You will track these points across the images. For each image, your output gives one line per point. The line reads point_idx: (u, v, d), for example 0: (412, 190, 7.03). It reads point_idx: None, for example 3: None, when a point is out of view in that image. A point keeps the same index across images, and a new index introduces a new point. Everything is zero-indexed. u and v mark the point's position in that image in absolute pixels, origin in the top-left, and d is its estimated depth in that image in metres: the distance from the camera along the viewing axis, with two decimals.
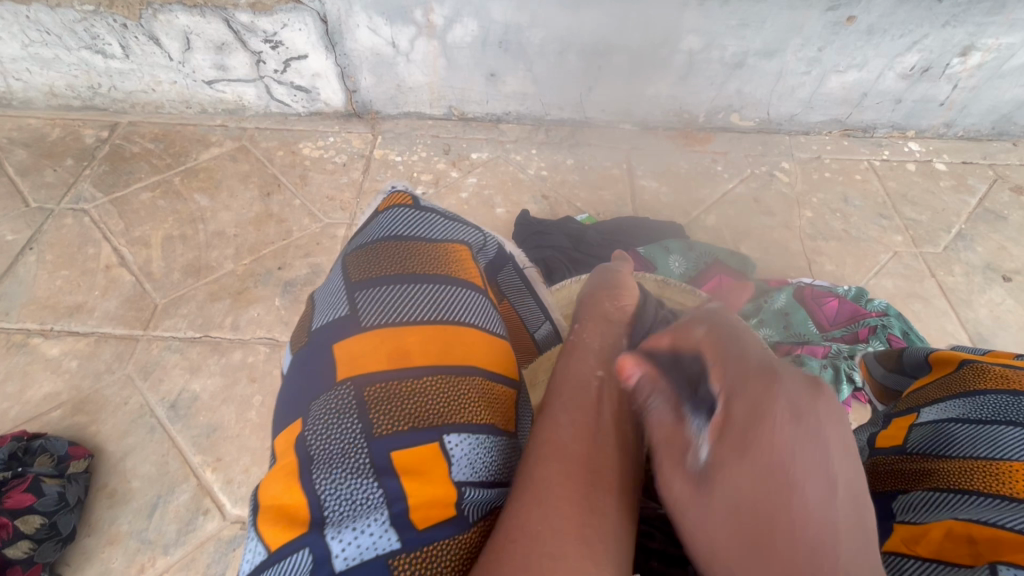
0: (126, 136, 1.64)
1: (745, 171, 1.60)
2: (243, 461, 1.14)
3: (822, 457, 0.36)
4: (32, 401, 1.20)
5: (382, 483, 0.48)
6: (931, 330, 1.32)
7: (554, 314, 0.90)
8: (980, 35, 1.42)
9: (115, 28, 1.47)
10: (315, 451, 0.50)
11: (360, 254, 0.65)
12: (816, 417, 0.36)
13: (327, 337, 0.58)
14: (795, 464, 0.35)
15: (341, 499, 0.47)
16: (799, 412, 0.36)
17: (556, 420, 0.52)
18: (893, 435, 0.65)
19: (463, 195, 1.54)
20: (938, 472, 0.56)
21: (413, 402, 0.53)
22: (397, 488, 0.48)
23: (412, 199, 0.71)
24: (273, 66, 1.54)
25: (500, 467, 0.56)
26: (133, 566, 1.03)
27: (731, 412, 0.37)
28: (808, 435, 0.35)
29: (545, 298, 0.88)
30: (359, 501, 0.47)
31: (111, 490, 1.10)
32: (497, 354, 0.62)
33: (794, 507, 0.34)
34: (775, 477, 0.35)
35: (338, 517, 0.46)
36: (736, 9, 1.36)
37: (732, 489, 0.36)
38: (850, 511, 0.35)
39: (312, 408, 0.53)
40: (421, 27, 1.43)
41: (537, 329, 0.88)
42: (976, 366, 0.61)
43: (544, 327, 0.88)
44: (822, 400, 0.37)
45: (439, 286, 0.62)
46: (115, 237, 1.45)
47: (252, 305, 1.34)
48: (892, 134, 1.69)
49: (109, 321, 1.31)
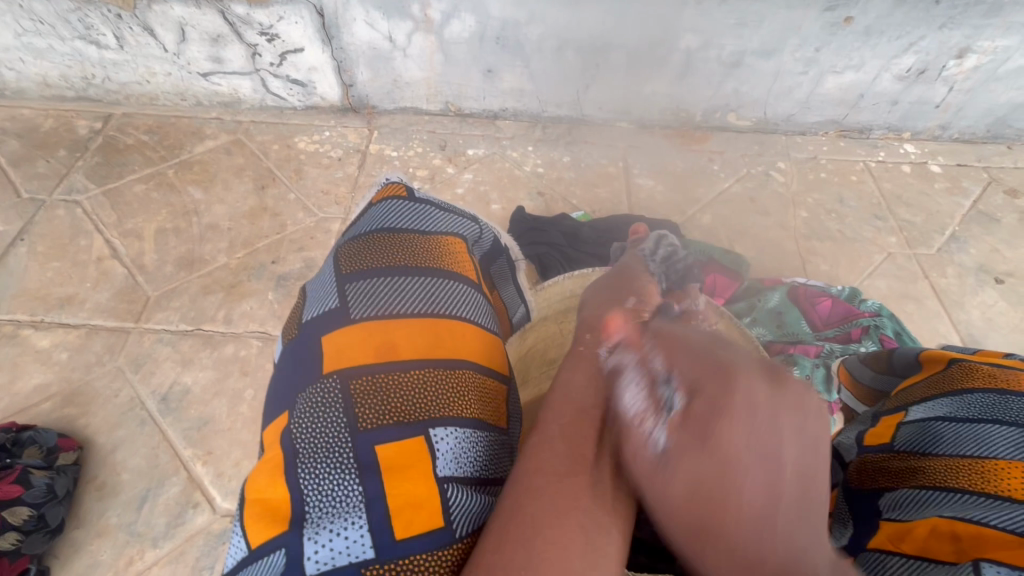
0: (120, 128, 1.62)
1: (741, 170, 1.60)
2: (234, 455, 1.13)
3: (774, 442, 0.47)
4: (22, 392, 1.19)
5: (363, 482, 0.48)
6: (923, 331, 1.33)
7: (529, 296, 0.90)
8: (976, 38, 1.42)
9: (110, 19, 1.46)
10: (299, 445, 0.49)
11: (353, 244, 0.64)
12: (774, 410, 0.48)
13: (317, 328, 0.57)
14: (745, 458, 0.47)
15: (322, 495, 0.47)
16: (755, 408, 0.48)
17: (551, 446, 0.52)
18: (880, 433, 0.64)
19: (459, 191, 1.53)
20: (923, 469, 0.56)
21: (398, 398, 0.52)
22: (378, 487, 0.48)
23: (407, 190, 0.71)
24: (269, 59, 1.53)
25: (486, 462, 0.56)
26: (120, 560, 1.02)
27: (693, 408, 0.50)
28: (767, 425, 0.47)
29: (524, 283, 0.88)
30: (340, 499, 0.47)
31: (99, 483, 1.09)
32: (487, 347, 0.62)
33: (741, 497, 0.46)
34: (740, 458, 0.47)
35: (317, 517, 0.46)
36: (734, 8, 1.36)
37: (688, 475, 0.48)
38: (793, 489, 0.46)
39: (298, 400, 0.53)
40: (418, 22, 1.42)
41: (514, 313, 0.88)
42: (964, 365, 0.61)
43: (520, 311, 0.89)
44: (781, 394, 0.49)
45: (431, 278, 0.62)
46: (108, 229, 1.44)
47: (246, 299, 1.33)
48: (887, 135, 1.69)
49: (101, 313, 1.30)
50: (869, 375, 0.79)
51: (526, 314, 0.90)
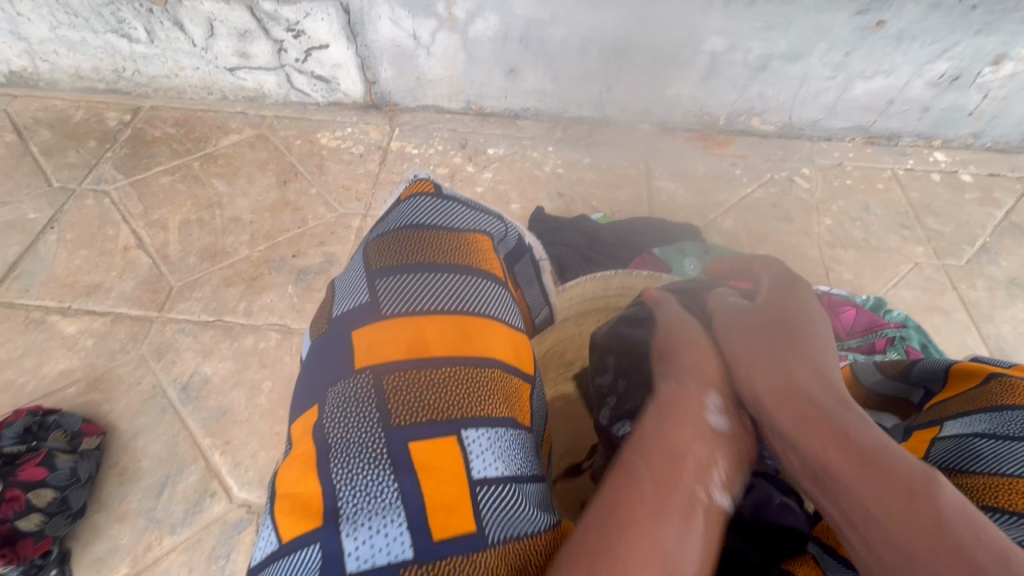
0: (148, 121, 1.65)
1: (764, 175, 1.58)
2: (252, 446, 1.15)
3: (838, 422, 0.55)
4: (49, 376, 1.22)
5: (399, 479, 0.48)
6: (950, 345, 1.30)
7: (554, 298, 0.90)
8: (1013, 44, 1.38)
9: (141, 13, 1.49)
10: (332, 439, 0.50)
11: (381, 240, 0.65)
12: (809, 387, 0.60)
13: (347, 324, 0.58)
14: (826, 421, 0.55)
15: (357, 491, 0.47)
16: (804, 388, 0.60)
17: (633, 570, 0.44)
18: (914, 449, 0.62)
19: (478, 190, 1.54)
20: (961, 487, 0.54)
21: (432, 396, 0.53)
22: (414, 485, 0.47)
23: (435, 187, 0.72)
24: (294, 55, 1.54)
25: (522, 465, 0.55)
26: (140, 545, 1.04)
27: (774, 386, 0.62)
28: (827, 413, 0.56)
29: (549, 285, 0.88)
30: (375, 495, 0.47)
31: (121, 469, 1.11)
32: (516, 347, 0.62)
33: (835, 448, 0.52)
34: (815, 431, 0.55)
35: (352, 513, 0.46)
36: (763, 11, 1.34)
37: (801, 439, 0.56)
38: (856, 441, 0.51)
39: (330, 395, 0.54)
40: (443, 21, 1.43)
41: (537, 313, 0.88)
42: (1004, 382, 0.59)
43: (543, 312, 0.89)
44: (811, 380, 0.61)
45: (459, 273, 0.62)
46: (134, 219, 1.46)
47: (266, 292, 1.35)
48: (917, 143, 1.66)
49: (125, 302, 1.33)
50: (881, 378, 0.77)
51: (551, 316, 0.91)
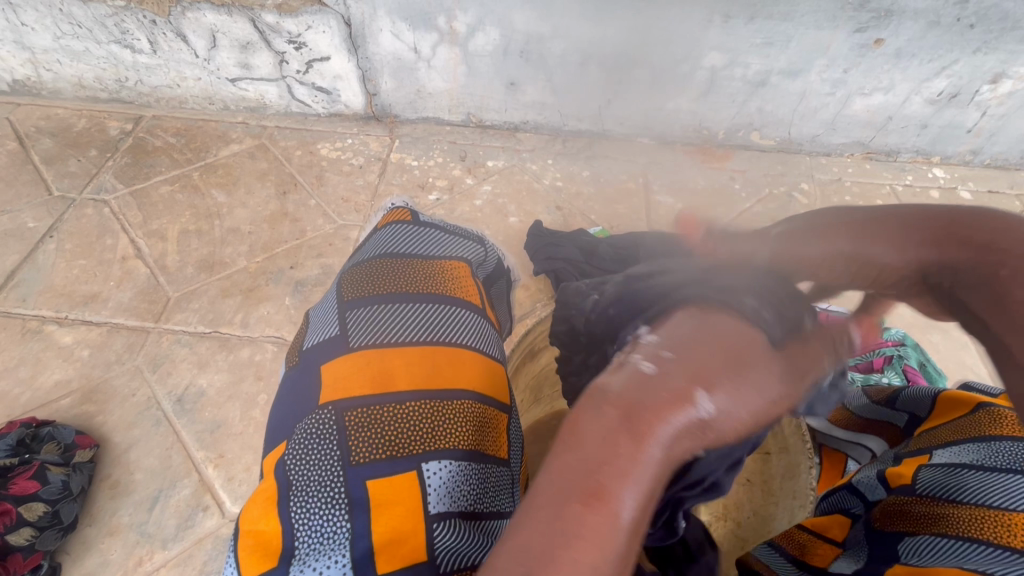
0: (149, 130, 1.66)
1: (763, 190, 1.58)
2: (245, 459, 1.14)
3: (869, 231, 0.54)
4: (44, 387, 1.22)
5: (352, 518, 0.50)
6: (948, 364, 1.29)
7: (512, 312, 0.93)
8: (1011, 63, 1.38)
9: (144, 24, 1.49)
10: (293, 478, 0.52)
11: (355, 271, 0.67)
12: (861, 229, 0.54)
13: (316, 357, 0.60)
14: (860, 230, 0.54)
15: (312, 531, 0.50)
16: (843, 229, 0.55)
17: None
18: (900, 473, 0.61)
19: (477, 203, 1.54)
20: (949, 517, 0.53)
21: (393, 431, 0.55)
22: (365, 524, 0.50)
23: (411, 215, 0.74)
24: (296, 67, 1.55)
25: (481, 495, 0.56)
26: (131, 559, 1.03)
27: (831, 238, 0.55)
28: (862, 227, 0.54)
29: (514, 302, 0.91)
30: (327, 536, 0.50)
31: (113, 482, 1.11)
32: (491, 374, 0.63)
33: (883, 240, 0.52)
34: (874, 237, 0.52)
35: (305, 553, 0.49)
36: (762, 27, 1.35)
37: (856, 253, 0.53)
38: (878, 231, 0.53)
39: (295, 430, 0.56)
40: (443, 34, 1.44)
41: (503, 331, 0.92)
42: (993, 412, 0.59)
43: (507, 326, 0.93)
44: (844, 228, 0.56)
45: (430, 303, 0.64)
46: (133, 228, 1.46)
47: (263, 304, 1.35)
48: (915, 159, 1.66)
49: (121, 312, 1.32)
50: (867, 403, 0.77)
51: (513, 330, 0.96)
